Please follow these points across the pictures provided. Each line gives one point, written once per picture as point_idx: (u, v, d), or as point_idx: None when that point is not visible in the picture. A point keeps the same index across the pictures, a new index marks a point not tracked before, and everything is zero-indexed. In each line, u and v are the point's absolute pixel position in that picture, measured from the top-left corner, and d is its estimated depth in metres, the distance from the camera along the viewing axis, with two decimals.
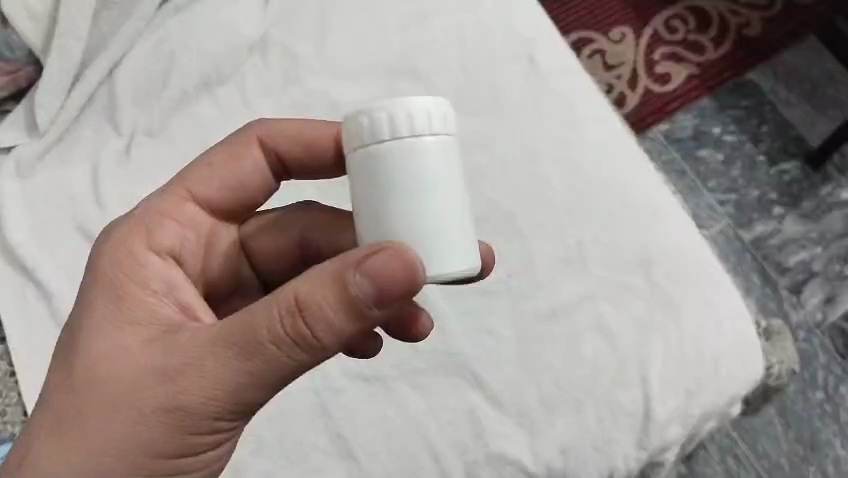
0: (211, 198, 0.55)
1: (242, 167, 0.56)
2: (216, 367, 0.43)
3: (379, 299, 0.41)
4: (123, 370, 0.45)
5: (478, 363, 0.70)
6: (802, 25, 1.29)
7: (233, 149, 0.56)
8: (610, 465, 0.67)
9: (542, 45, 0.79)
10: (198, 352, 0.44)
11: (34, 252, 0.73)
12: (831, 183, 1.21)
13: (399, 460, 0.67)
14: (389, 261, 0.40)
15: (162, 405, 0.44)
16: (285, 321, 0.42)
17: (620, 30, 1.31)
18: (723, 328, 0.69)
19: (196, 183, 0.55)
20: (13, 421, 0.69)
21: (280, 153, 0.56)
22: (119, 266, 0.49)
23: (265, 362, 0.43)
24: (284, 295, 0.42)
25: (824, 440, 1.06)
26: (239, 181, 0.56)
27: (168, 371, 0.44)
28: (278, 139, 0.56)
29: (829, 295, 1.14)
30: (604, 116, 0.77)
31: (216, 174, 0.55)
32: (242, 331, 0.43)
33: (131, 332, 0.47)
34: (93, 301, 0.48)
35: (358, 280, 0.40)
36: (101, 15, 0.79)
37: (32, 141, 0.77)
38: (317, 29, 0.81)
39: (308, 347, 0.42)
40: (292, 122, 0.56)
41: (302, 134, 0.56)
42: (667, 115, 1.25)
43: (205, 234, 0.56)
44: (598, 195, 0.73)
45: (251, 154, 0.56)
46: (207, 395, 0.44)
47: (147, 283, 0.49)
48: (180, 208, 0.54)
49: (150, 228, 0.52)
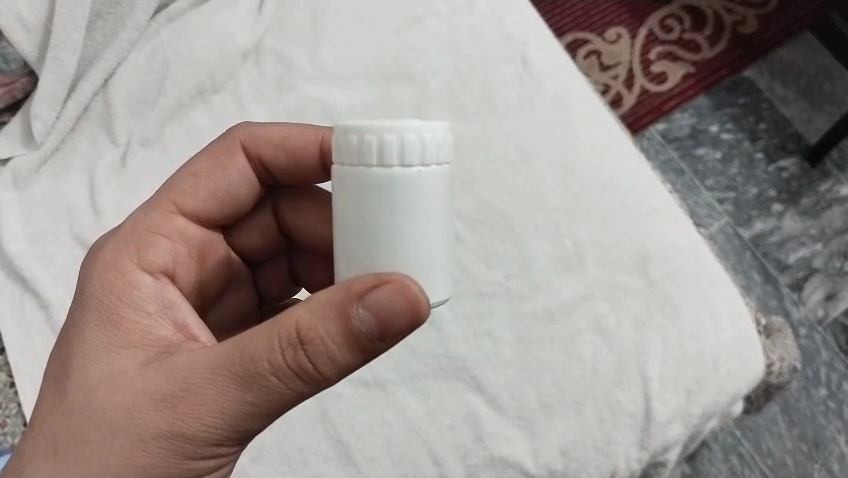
0: (200, 209, 0.56)
1: (228, 175, 0.57)
2: (216, 394, 0.42)
3: (379, 333, 0.40)
4: (120, 395, 0.44)
5: (476, 366, 0.69)
6: (798, 22, 1.30)
7: (217, 156, 0.57)
8: (611, 466, 0.67)
9: (536, 46, 0.79)
10: (197, 379, 0.43)
11: (32, 263, 0.73)
12: (829, 179, 1.21)
13: (399, 464, 0.67)
14: (392, 297, 0.39)
15: (162, 432, 0.43)
16: (287, 352, 0.41)
17: (615, 30, 1.31)
18: (723, 325, 0.69)
19: (183, 195, 0.56)
20: (13, 432, 0.69)
21: (264, 161, 0.58)
22: (114, 288, 0.49)
23: (264, 391, 0.42)
24: (284, 324, 0.41)
25: (828, 437, 1.06)
26: (227, 188, 0.57)
27: (166, 397, 0.43)
28: (261, 146, 0.57)
29: (830, 291, 1.14)
30: (599, 116, 0.77)
31: (202, 183, 0.56)
32: (242, 361, 0.42)
33: (128, 355, 0.46)
34: (88, 324, 0.47)
35: (361, 314, 0.39)
36: (95, 25, 0.77)
37: (29, 152, 0.77)
38: (311, 35, 0.81)
39: (308, 377, 0.41)
40: (275, 128, 0.58)
41: (284, 139, 0.57)
42: (664, 115, 1.25)
43: (197, 244, 0.56)
44: (596, 197, 0.73)
45: (237, 162, 0.57)
46: (207, 422, 0.43)
47: (144, 306, 0.49)
48: (170, 222, 0.54)
49: (145, 247, 0.52)
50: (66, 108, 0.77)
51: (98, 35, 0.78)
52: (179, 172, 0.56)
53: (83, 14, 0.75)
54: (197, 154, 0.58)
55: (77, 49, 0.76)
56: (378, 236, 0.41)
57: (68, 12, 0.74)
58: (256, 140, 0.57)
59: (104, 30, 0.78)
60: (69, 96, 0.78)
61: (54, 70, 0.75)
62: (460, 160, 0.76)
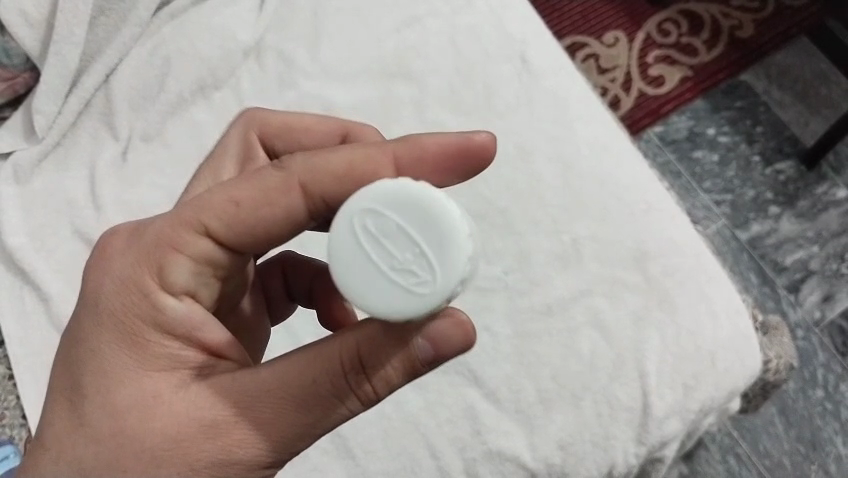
0: (233, 242, 0.48)
1: (278, 214, 0.47)
2: (273, 419, 0.45)
3: (434, 359, 0.44)
4: (164, 422, 0.45)
5: (476, 361, 0.70)
6: (793, 27, 1.31)
7: (266, 189, 0.46)
8: (609, 461, 0.67)
9: (535, 45, 0.80)
10: (252, 405, 0.45)
11: (33, 256, 0.73)
12: (826, 182, 1.22)
13: (398, 459, 0.67)
14: (450, 330, 0.43)
15: (212, 457, 0.45)
16: (349, 376, 0.44)
17: (613, 34, 1.32)
18: (720, 321, 0.70)
19: (206, 214, 0.47)
20: (12, 424, 0.68)
21: (327, 199, 0.46)
22: (136, 312, 0.47)
23: (321, 413, 0.45)
24: (345, 349, 0.44)
25: (824, 439, 1.06)
26: (269, 229, 0.47)
27: (219, 423, 0.45)
28: (327, 184, 0.46)
29: (827, 293, 1.15)
30: (597, 114, 0.77)
31: (242, 214, 0.46)
32: (301, 385, 0.44)
33: (162, 379, 0.46)
34: (112, 347, 0.47)
35: (421, 342, 0.43)
36: (97, 21, 0.78)
37: (30, 146, 0.77)
38: (311, 34, 0.82)
39: (366, 398, 0.44)
40: (336, 156, 0.46)
41: (352, 171, 0.46)
42: (662, 117, 1.26)
43: (228, 266, 0.50)
44: (595, 194, 0.73)
45: (290, 201, 0.46)
46: (262, 448, 0.45)
47: (174, 330, 0.47)
48: (193, 243, 0.47)
49: (162, 266, 0.47)
50: (68, 103, 0.78)
51: (100, 31, 0.79)
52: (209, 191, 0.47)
53: (86, 9, 0.76)
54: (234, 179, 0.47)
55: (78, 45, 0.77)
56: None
57: (72, 8, 0.75)
58: (318, 174, 0.46)
59: (106, 26, 0.79)
60: (70, 91, 0.78)
61: (56, 64, 0.76)
62: None
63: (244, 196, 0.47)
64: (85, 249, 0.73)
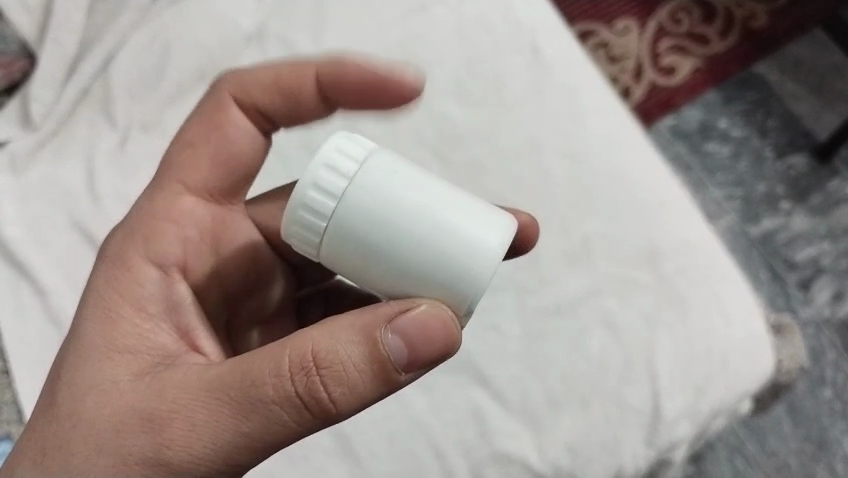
0: (209, 182, 0.56)
1: (228, 133, 0.56)
2: (211, 419, 0.43)
3: (405, 362, 0.42)
4: (112, 409, 0.45)
5: (483, 360, 0.68)
6: (808, 17, 1.28)
7: (213, 116, 0.56)
8: (617, 465, 0.66)
9: (546, 34, 0.77)
10: (192, 401, 0.44)
11: (31, 248, 0.71)
12: (838, 177, 1.19)
13: (402, 460, 0.65)
14: (419, 320, 0.41)
15: (147, 457, 0.44)
16: (299, 380, 0.41)
17: (624, 22, 1.29)
18: (732, 322, 0.68)
19: (186, 170, 0.55)
20: (10, 420, 0.66)
21: (258, 104, 0.57)
22: (111, 283, 0.50)
23: (260, 420, 0.42)
24: (298, 348, 0.42)
25: (832, 439, 1.04)
26: (230, 152, 0.56)
27: (157, 418, 0.44)
28: (255, 93, 0.57)
29: (838, 290, 1.13)
30: (610, 107, 0.75)
31: (202, 153, 0.56)
32: (244, 385, 0.43)
33: (122, 363, 0.47)
34: (84, 322, 0.49)
35: (387, 338, 0.41)
36: (96, 8, 0.81)
37: (26, 135, 0.77)
38: (315, 21, 0.79)
39: (317, 407, 0.42)
40: (262, 69, 0.57)
41: (275, 78, 0.57)
42: (672, 109, 1.24)
43: (208, 229, 0.56)
44: (605, 192, 0.71)
45: (233, 115, 0.57)
46: (194, 452, 0.43)
47: (144, 306, 0.50)
48: (177, 205, 0.54)
49: (151, 235, 0.53)
50: (66, 92, 0.78)
51: (97, 18, 0.81)
52: (177, 141, 0.56)
53: None
54: (190, 121, 0.57)
55: (77, 30, 0.80)
56: (425, 259, 0.41)
57: None
58: (247, 86, 0.57)
59: (104, 12, 0.81)
60: (67, 80, 0.79)
61: (53, 51, 0.78)
62: (467, 150, 0.75)
63: (200, 132, 0.56)
64: (83, 241, 0.72)
